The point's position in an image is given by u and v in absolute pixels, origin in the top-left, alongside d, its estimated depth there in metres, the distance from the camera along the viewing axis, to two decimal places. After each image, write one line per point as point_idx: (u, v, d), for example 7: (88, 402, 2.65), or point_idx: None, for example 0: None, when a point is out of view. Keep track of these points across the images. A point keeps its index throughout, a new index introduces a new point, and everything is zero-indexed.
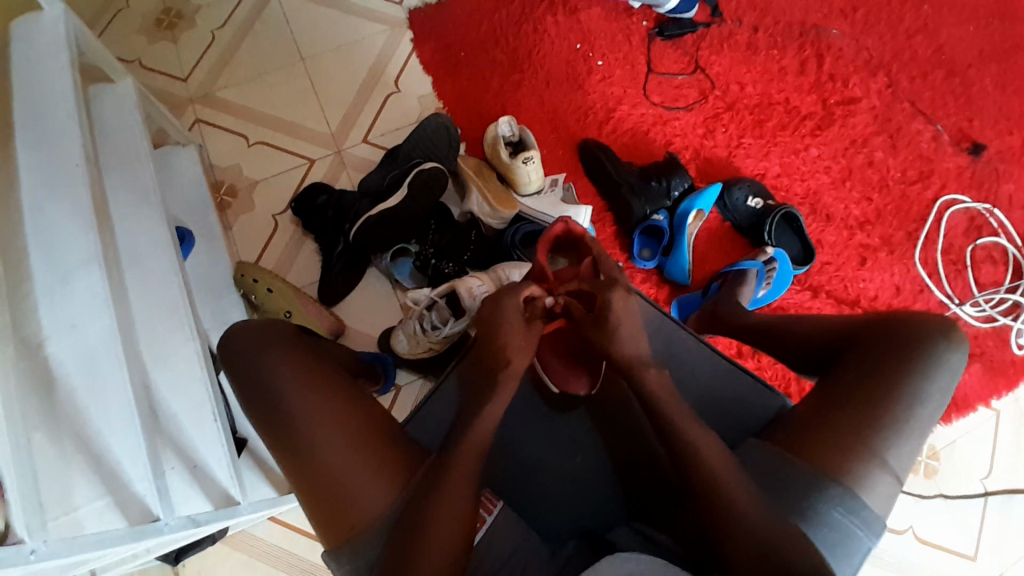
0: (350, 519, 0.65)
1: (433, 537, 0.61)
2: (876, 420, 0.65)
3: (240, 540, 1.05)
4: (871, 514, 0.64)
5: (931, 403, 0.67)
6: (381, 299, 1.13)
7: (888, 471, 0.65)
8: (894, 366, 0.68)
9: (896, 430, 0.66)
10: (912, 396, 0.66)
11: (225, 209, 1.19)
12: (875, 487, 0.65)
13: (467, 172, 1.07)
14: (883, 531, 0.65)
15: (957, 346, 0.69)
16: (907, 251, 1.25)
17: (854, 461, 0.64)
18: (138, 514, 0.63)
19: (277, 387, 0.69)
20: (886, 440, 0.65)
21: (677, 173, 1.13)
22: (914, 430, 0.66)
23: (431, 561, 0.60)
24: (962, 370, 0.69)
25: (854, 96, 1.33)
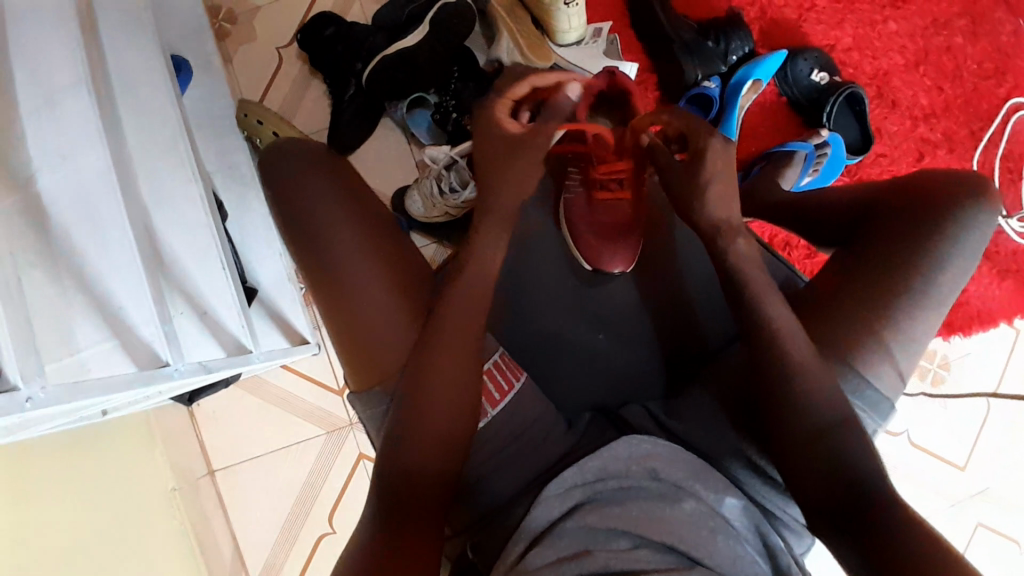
0: (383, 363, 0.63)
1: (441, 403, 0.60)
2: (892, 296, 0.61)
3: (254, 383, 1.07)
4: (879, 393, 0.61)
5: (954, 271, 0.62)
6: (396, 153, 1.05)
7: (901, 351, 0.61)
8: (918, 236, 0.62)
9: (915, 306, 0.61)
10: (932, 265, 0.61)
11: (224, 37, 1.06)
12: (886, 366, 0.61)
13: (497, 11, 0.93)
14: (892, 410, 0.62)
15: (986, 204, 0.63)
16: (967, 152, 1.13)
17: (863, 341, 0.61)
18: (147, 359, 0.60)
19: (326, 219, 0.65)
20: (904, 318, 0.61)
21: (738, 33, 0.99)
22: (935, 304, 0.61)
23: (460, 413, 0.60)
24: (991, 233, 0.63)
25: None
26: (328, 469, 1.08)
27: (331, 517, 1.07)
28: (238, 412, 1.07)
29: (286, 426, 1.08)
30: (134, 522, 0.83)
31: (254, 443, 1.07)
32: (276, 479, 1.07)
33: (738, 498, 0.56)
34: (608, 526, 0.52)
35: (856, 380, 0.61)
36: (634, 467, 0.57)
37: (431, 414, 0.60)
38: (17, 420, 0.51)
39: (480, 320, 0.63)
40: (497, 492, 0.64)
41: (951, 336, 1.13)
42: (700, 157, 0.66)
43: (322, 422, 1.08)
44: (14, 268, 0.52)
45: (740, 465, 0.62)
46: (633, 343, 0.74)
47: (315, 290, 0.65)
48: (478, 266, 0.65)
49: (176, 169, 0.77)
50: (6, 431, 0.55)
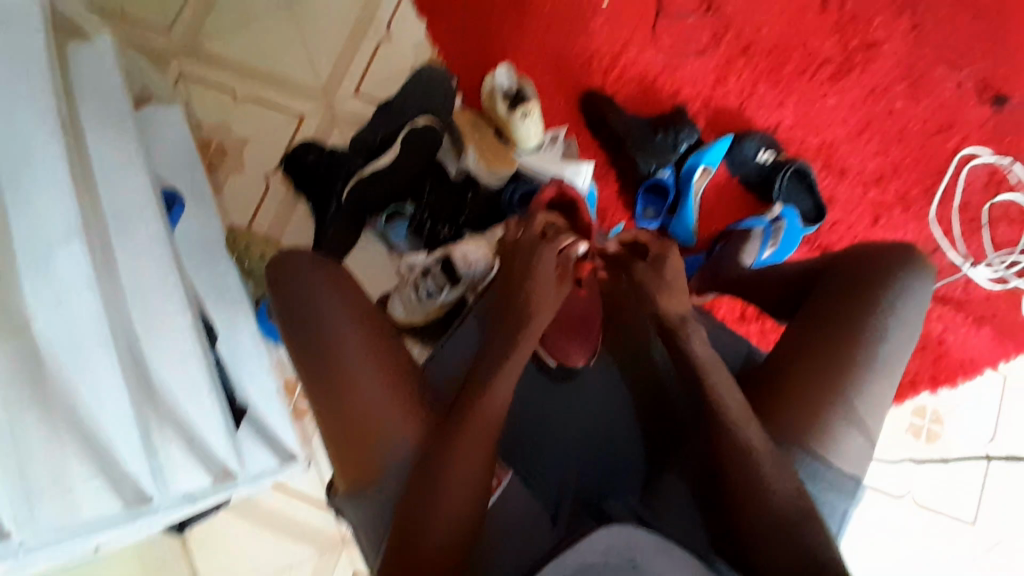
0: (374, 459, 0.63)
1: (447, 498, 0.59)
2: (837, 370, 0.64)
3: (243, 505, 1.06)
4: (840, 472, 0.63)
5: (895, 338, 0.65)
6: (378, 261, 1.10)
7: (858, 424, 0.64)
8: (859, 311, 0.65)
9: (862, 378, 0.64)
10: (872, 336, 0.64)
11: (215, 169, 1.15)
12: (844, 443, 0.63)
13: (462, 128, 1.03)
14: (858, 488, 0.64)
15: (918, 273, 0.67)
16: (922, 209, 1.20)
17: (819, 419, 0.63)
18: (132, 494, 0.63)
19: (317, 313, 0.67)
20: (854, 390, 0.63)
21: (686, 125, 1.08)
22: (882, 373, 0.64)
23: (456, 506, 0.59)
24: (926, 300, 0.67)
25: (876, 39, 1.24)
26: None
27: None
28: (229, 533, 1.05)
29: (279, 542, 1.05)
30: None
31: (246, 564, 1.05)
32: None
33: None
34: None
35: (816, 457, 0.63)
36: (613, 558, 0.55)
37: (426, 509, 0.59)
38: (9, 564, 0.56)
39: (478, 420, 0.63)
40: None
41: (939, 389, 1.14)
42: (661, 260, 0.70)
43: (316, 535, 1.06)
44: None
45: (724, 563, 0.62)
46: (614, 428, 0.76)
47: (308, 383, 0.66)
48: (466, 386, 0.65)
49: (169, 301, 0.80)
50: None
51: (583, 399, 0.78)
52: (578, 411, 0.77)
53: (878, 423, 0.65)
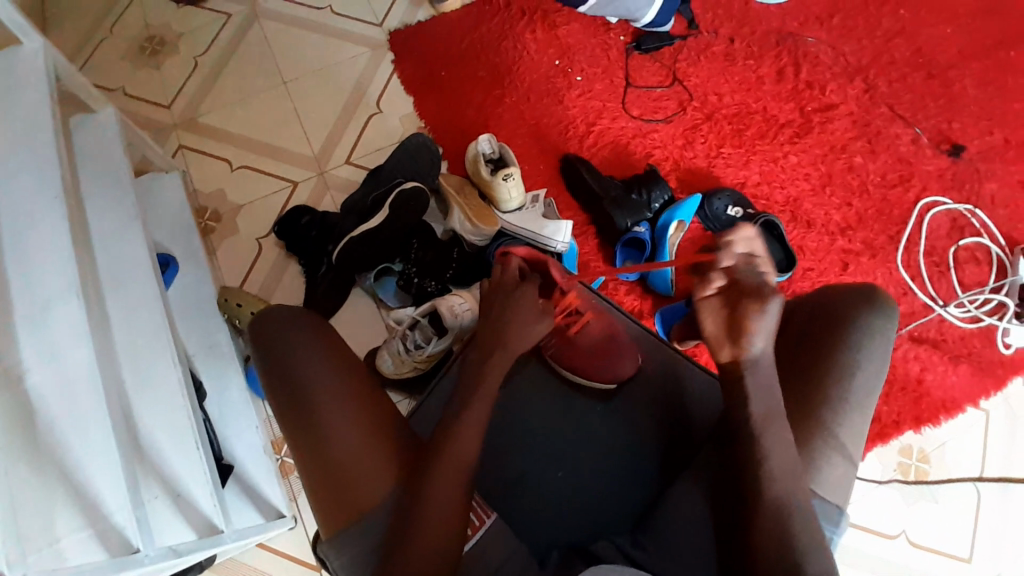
0: (354, 500, 0.64)
1: (423, 536, 0.60)
2: (809, 405, 0.67)
3: (229, 564, 1.03)
4: (826, 503, 0.64)
5: (865, 368, 0.68)
6: (366, 319, 1.13)
7: (839, 452, 0.66)
8: (825, 345, 0.69)
9: (835, 410, 0.67)
10: (840, 368, 0.68)
11: (209, 233, 1.19)
12: (825, 473, 0.65)
13: (449, 190, 1.09)
14: (847, 518, 0.65)
15: (883, 309, 0.70)
16: (889, 255, 1.26)
17: (796, 452, 0.65)
18: (118, 546, 0.60)
19: (292, 361, 0.69)
20: (828, 423, 0.66)
21: (658, 184, 1.14)
22: (854, 405, 0.67)
23: (431, 546, 0.59)
24: (891, 333, 0.70)
25: (831, 102, 1.35)
26: None
27: None
28: None
29: None
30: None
31: None
32: None
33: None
34: None
35: None
36: None
37: (402, 550, 0.60)
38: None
39: (456, 459, 0.64)
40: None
41: (923, 427, 1.16)
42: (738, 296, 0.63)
43: None
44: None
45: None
46: (607, 471, 0.76)
47: (288, 429, 0.68)
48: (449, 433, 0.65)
49: (158, 359, 0.82)
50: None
51: (572, 443, 0.77)
52: (569, 454, 0.76)
53: (857, 452, 0.67)
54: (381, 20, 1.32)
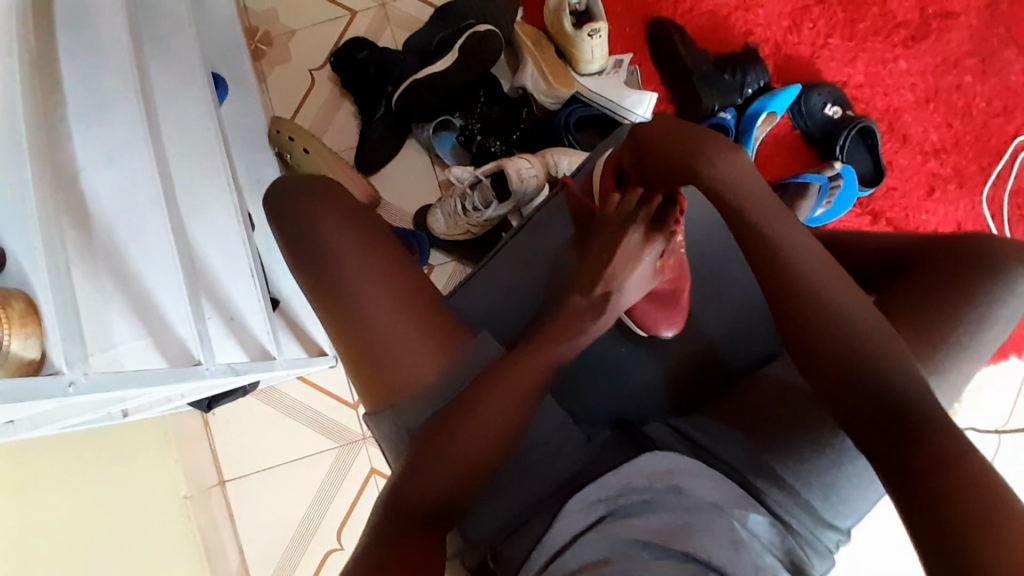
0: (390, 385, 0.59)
1: (473, 434, 0.56)
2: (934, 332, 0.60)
3: (269, 393, 1.08)
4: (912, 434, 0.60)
5: (994, 323, 0.61)
6: (419, 174, 1.07)
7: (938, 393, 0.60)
8: (963, 287, 0.61)
9: (961, 347, 0.60)
10: (971, 314, 0.60)
11: (259, 56, 1.10)
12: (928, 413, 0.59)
13: (524, 41, 0.98)
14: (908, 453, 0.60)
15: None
16: (977, 187, 1.15)
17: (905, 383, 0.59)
18: (179, 357, 0.62)
19: (323, 238, 0.63)
20: (944, 358, 0.60)
21: (755, 67, 1.02)
22: (971, 346, 0.61)
23: (473, 444, 0.56)
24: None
25: (960, 4, 1.17)
26: (338, 485, 1.07)
27: (340, 533, 1.06)
28: (255, 422, 1.08)
29: (298, 438, 1.08)
30: (146, 516, 0.85)
31: (263, 455, 1.07)
32: (284, 494, 1.07)
33: (762, 514, 0.54)
34: (630, 537, 0.50)
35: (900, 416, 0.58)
36: (654, 482, 0.54)
37: (446, 440, 0.56)
38: (54, 406, 0.54)
39: (533, 373, 0.59)
40: (495, 517, 0.59)
41: None
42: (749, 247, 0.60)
43: (332, 434, 1.08)
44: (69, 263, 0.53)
45: (770, 485, 0.56)
46: (659, 359, 0.71)
47: (319, 302, 0.63)
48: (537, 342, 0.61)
49: (213, 181, 0.79)
50: (31, 423, 0.57)
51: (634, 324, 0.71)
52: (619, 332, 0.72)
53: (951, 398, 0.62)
54: None
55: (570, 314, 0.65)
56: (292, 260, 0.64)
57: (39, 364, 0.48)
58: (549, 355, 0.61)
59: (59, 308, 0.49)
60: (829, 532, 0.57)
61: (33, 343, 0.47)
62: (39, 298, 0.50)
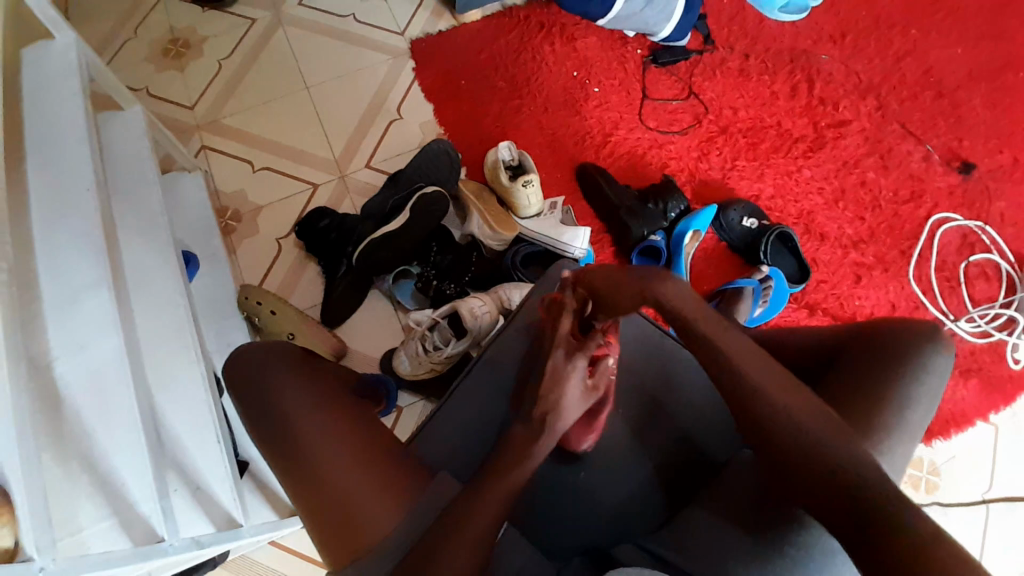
0: (357, 534, 0.59)
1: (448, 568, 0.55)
2: (873, 422, 0.63)
3: (242, 562, 1.03)
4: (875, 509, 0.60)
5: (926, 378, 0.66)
6: (383, 320, 1.13)
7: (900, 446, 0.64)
8: (890, 352, 0.67)
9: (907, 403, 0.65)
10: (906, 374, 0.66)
11: (229, 232, 1.20)
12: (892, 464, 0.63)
13: (467, 196, 1.11)
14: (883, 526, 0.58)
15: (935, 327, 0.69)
16: (901, 269, 1.26)
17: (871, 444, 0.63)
18: (143, 535, 0.62)
19: (280, 400, 0.67)
20: (889, 439, 0.63)
21: (673, 194, 1.16)
22: (909, 431, 0.64)
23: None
24: (949, 374, 0.68)
25: (844, 119, 1.36)
26: None
27: None
28: None
29: None
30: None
31: None
32: None
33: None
34: None
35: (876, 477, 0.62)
36: None
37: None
38: None
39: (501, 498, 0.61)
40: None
41: (933, 440, 1.16)
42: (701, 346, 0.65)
43: None
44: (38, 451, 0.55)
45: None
46: (627, 474, 0.72)
47: (281, 463, 0.65)
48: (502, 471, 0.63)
49: (180, 354, 0.83)
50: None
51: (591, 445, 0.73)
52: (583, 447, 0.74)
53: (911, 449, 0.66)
54: (403, 29, 1.35)
55: (518, 440, 0.66)
56: (253, 430, 0.68)
57: (12, 553, 0.48)
58: (505, 481, 0.62)
59: (32, 497, 0.50)
60: None
61: (7, 531, 0.48)
62: (12, 488, 0.50)
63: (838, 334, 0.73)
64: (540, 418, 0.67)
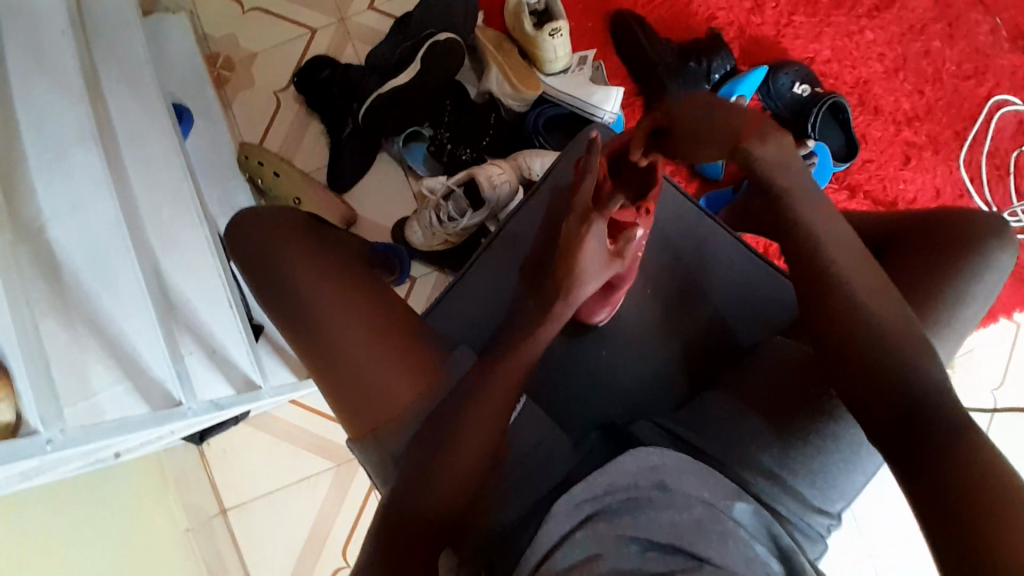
0: (373, 403, 0.59)
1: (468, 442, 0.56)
2: (920, 315, 0.59)
3: (262, 418, 1.07)
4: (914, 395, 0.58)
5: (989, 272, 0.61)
6: (393, 187, 1.07)
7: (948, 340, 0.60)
8: (953, 242, 0.61)
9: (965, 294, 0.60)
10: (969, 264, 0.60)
11: (223, 83, 1.08)
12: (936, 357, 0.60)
13: (485, 46, 0.98)
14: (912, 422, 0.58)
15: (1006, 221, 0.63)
16: (952, 152, 1.13)
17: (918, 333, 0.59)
18: (160, 398, 0.61)
19: (286, 266, 0.63)
20: (937, 330, 0.59)
21: (721, 53, 1.02)
22: (956, 323, 0.60)
23: (469, 454, 0.56)
24: (1012, 275, 0.62)
25: None
26: (338, 503, 1.06)
27: (345, 551, 1.05)
28: (249, 448, 1.06)
29: (295, 461, 1.07)
30: (147, 548, 0.84)
31: (266, 480, 1.06)
32: (283, 523, 1.06)
33: (748, 502, 0.52)
34: (619, 535, 0.49)
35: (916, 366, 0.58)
36: (641, 479, 0.53)
37: (440, 451, 0.55)
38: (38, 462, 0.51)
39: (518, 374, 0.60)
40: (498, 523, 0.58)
41: None
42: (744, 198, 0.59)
43: (330, 455, 1.07)
44: (36, 320, 0.53)
45: (757, 475, 0.55)
46: (649, 350, 0.70)
47: (289, 328, 0.62)
48: (522, 350, 0.61)
49: (182, 216, 0.78)
50: (24, 477, 0.56)
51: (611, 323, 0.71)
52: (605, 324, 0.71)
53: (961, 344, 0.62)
54: None
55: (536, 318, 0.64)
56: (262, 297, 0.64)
57: (14, 426, 0.46)
58: (523, 357, 0.61)
59: (29, 371, 0.49)
60: (819, 517, 0.57)
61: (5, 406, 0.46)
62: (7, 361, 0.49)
63: (898, 223, 0.66)
64: (556, 283, 0.63)
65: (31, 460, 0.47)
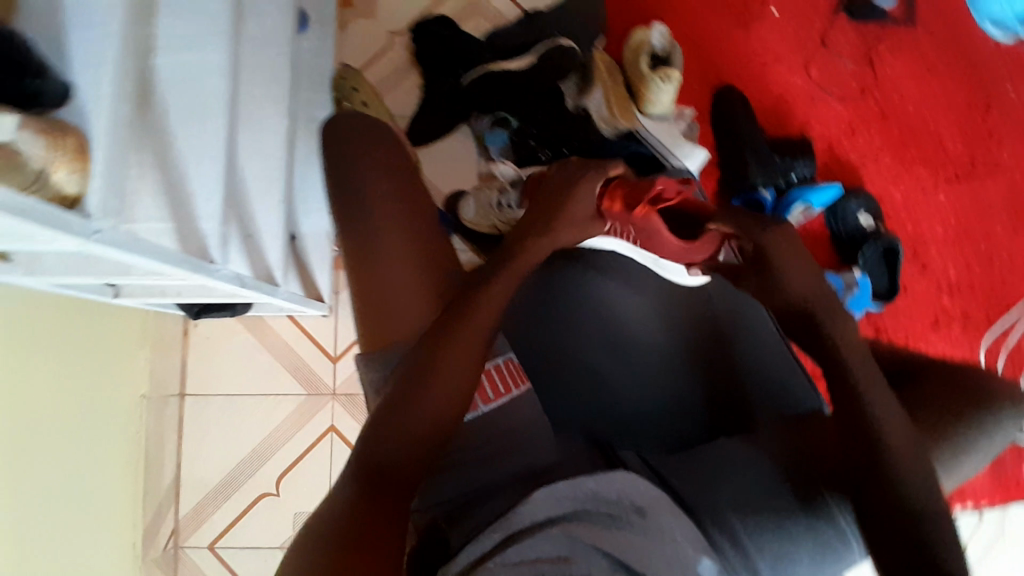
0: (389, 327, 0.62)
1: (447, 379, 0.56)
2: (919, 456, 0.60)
3: (254, 320, 1.04)
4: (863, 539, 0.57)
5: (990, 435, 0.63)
6: (463, 160, 1.09)
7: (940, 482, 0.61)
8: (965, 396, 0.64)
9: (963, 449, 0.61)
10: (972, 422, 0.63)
11: (348, 7, 1.12)
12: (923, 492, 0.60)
13: (599, 66, 0.99)
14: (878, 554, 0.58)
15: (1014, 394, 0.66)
16: (978, 335, 1.14)
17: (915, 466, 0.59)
18: (196, 248, 0.64)
19: (358, 181, 0.67)
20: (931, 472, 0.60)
21: (805, 156, 1.05)
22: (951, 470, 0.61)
23: (447, 394, 0.56)
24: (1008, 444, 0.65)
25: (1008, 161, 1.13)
26: (293, 430, 1.03)
27: (280, 479, 1.02)
28: (226, 346, 1.04)
29: (269, 374, 1.04)
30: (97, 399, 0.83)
31: (232, 380, 1.04)
32: (231, 429, 1.03)
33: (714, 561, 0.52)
34: (591, 544, 0.51)
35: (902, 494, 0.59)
36: (622, 499, 0.55)
37: (419, 382, 0.56)
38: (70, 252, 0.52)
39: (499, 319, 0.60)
40: (444, 493, 0.61)
41: None
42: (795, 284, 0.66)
43: (304, 384, 1.04)
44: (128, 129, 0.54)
45: (726, 541, 0.56)
46: (651, 391, 0.74)
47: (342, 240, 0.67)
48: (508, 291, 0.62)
49: (263, 104, 0.79)
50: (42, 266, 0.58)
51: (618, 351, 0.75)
52: (617, 346, 0.75)
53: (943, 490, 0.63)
54: None
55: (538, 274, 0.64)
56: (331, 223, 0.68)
57: (74, 200, 0.48)
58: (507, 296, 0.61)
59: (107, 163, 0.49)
60: None
61: (76, 178, 0.47)
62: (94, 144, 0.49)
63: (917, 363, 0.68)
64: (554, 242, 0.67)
65: (73, 242, 0.47)
